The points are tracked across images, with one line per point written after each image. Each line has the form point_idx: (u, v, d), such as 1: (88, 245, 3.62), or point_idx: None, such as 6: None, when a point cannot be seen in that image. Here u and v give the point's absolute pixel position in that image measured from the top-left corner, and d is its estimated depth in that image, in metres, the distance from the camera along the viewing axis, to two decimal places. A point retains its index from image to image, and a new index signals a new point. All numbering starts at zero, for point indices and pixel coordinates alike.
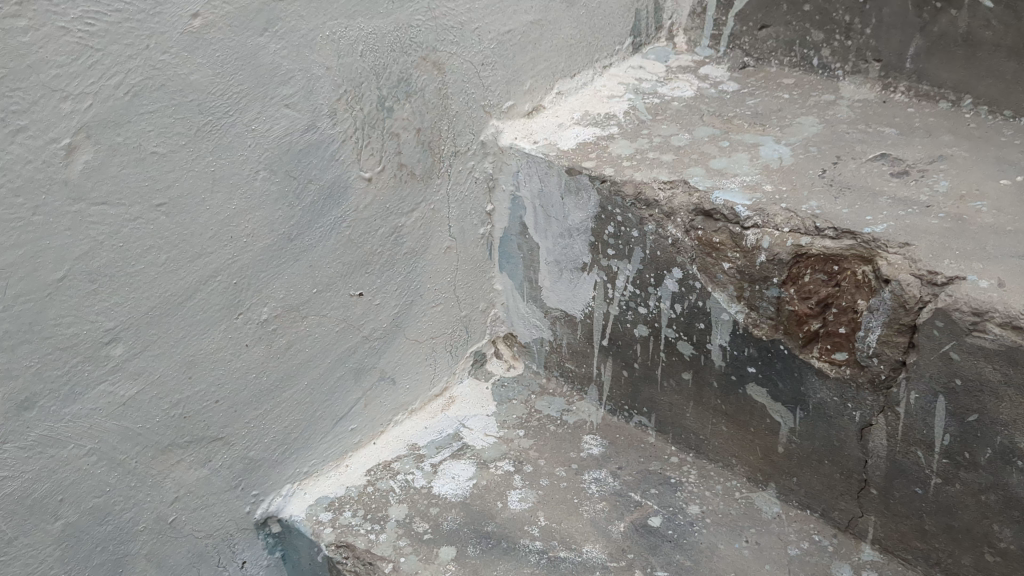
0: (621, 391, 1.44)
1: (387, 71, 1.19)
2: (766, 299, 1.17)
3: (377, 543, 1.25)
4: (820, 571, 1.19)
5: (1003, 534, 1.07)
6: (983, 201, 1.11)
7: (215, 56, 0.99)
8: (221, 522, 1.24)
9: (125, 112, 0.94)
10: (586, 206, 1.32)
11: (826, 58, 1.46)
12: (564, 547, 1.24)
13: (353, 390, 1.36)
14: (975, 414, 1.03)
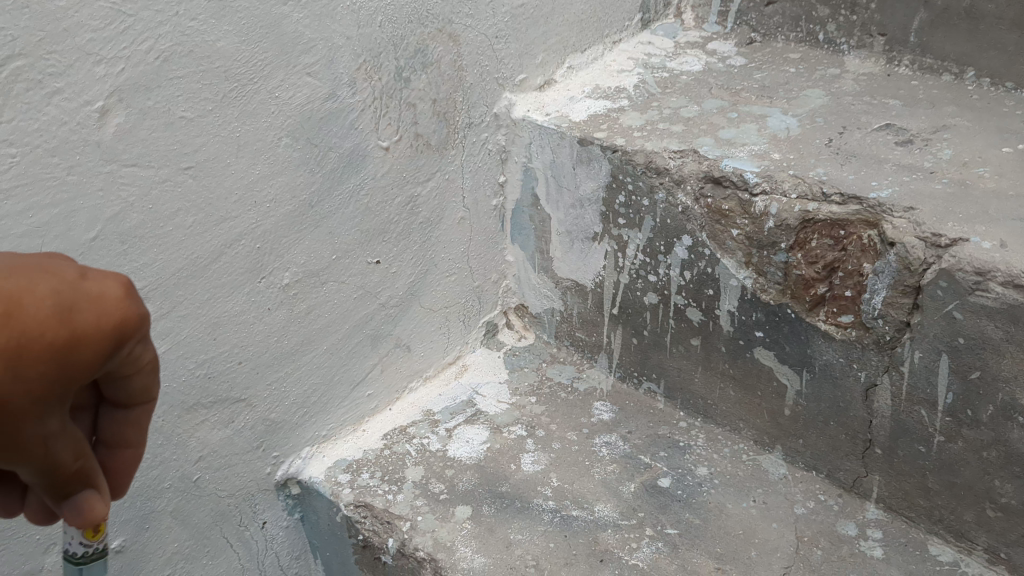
0: (630, 359, 1.48)
1: (404, 42, 1.22)
2: (774, 265, 1.20)
3: (394, 503, 1.29)
4: (827, 529, 1.23)
5: (1004, 490, 1.10)
6: (986, 167, 1.14)
7: (241, 24, 1.02)
8: (243, 482, 1.28)
9: (155, 77, 0.97)
10: (597, 175, 1.35)
11: (831, 33, 1.50)
12: (576, 506, 1.27)
13: (370, 356, 1.39)
14: (977, 371, 1.06)
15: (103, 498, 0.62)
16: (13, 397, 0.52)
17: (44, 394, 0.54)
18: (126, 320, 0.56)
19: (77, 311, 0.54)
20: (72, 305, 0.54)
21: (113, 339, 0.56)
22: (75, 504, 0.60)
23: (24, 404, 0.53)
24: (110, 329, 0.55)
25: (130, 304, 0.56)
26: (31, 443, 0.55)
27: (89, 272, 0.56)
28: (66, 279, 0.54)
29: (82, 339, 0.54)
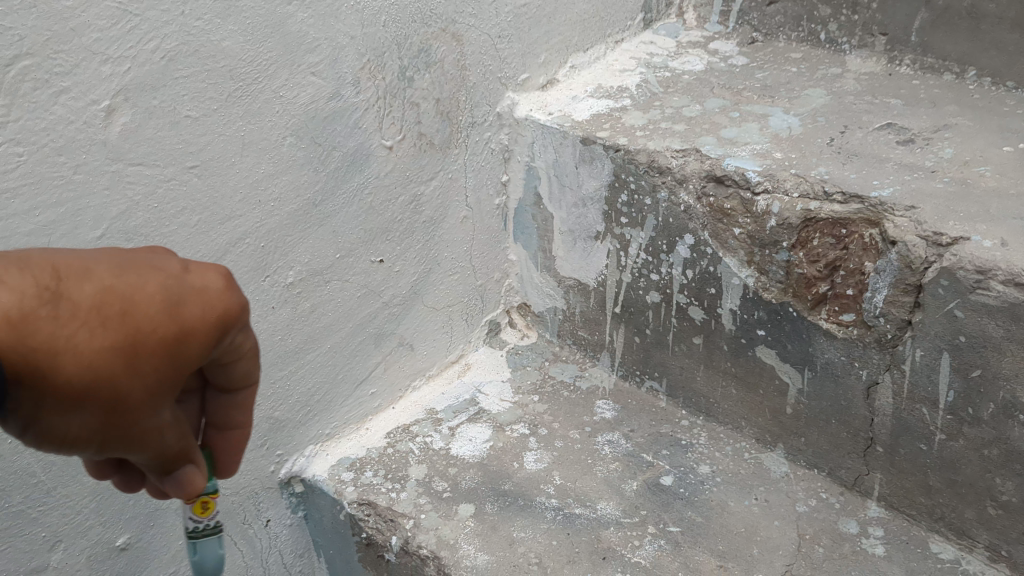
0: (632, 358, 1.48)
1: (408, 42, 1.23)
2: (776, 263, 1.21)
3: (398, 501, 1.30)
4: (828, 527, 1.23)
5: (1005, 487, 1.11)
6: (987, 167, 1.15)
7: (246, 24, 1.03)
8: (246, 481, 1.28)
9: (161, 76, 0.97)
10: (600, 174, 1.35)
11: (833, 33, 1.50)
12: (578, 504, 1.28)
13: (374, 354, 1.40)
14: (978, 369, 1.07)
15: (200, 470, 0.70)
16: (137, 388, 0.58)
17: (163, 383, 0.60)
18: (230, 311, 0.62)
19: (184, 306, 0.59)
20: (184, 300, 0.59)
21: (221, 330, 0.62)
22: (178, 478, 0.68)
23: (146, 395, 0.59)
24: (217, 321, 0.61)
25: (231, 295, 0.62)
26: (148, 428, 0.61)
27: (192, 265, 0.61)
28: (177, 276, 0.60)
29: (190, 333, 0.60)
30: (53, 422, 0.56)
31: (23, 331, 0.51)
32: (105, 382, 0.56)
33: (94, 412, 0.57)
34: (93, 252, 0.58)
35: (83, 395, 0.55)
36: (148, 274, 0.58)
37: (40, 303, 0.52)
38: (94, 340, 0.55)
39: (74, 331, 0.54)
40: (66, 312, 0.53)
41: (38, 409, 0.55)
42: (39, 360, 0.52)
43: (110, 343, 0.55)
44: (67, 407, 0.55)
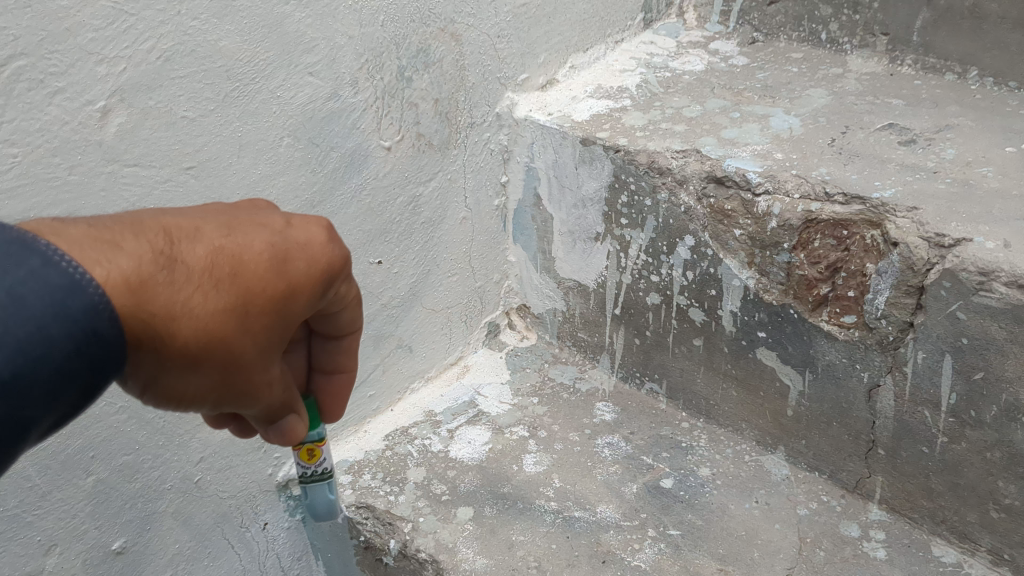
0: (632, 359, 1.47)
1: (407, 42, 1.22)
2: (777, 265, 1.20)
3: (396, 504, 1.29)
4: (830, 530, 1.22)
5: (1008, 491, 1.10)
6: (990, 167, 1.14)
7: (243, 24, 1.02)
8: (244, 484, 1.28)
9: (157, 77, 0.97)
10: (600, 175, 1.35)
11: (834, 33, 1.50)
12: (578, 507, 1.27)
13: (373, 356, 1.39)
14: (981, 371, 1.06)
15: (300, 419, 0.80)
16: (247, 344, 0.67)
17: (270, 337, 0.69)
18: (326, 261, 0.71)
19: (290, 263, 0.69)
20: (287, 255, 0.69)
21: (320, 279, 0.71)
22: (282, 428, 0.79)
23: (256, 350, 0.68)
24: (315, 272, 0.70)
25: (332, 248, 0.72)
26: (259, 381, 0.71)
27: (293, 219, 0.71)
28: (278, 233, 0.69)
29: (296, 287, 0.69)
30: (175, 378, 0.66)
31: (142, 298, 0.60)
32: (220, 341, 0.65)
33: (209, 370, 0.66)
34: (202, 217, 0.67)
35: (201, 354, 0.65)
36: (253, 234, 0.68)
37: (158, 268, 0.61)
38: (207, 300, 0.64)
39: (189, 293, 0.63)
40: (182, 275, 0.63)
41: (162, 369, 0.64)
42: (160, 324, 0.61)
43: (223, 301, 0.65)
44: (188, 365, 0.65)
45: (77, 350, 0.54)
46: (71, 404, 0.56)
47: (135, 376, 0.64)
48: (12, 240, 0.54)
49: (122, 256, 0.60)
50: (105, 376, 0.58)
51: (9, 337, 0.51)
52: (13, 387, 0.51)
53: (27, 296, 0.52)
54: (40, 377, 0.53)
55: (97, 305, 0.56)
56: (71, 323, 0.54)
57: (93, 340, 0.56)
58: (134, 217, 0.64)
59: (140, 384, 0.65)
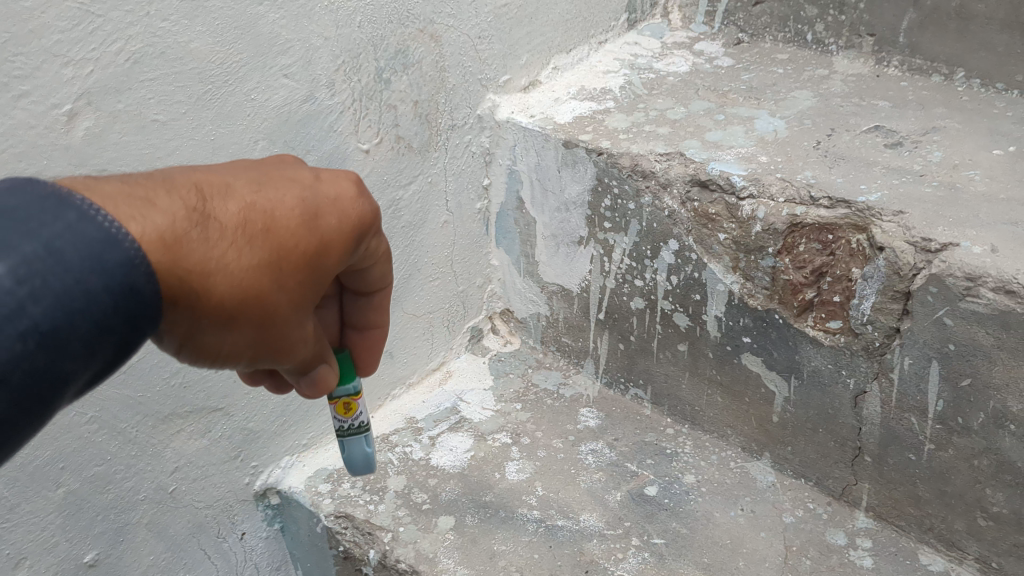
0: (616, 365, 1.45)
1: (385, 43, 1.20)
2: (761, 269, 1.18)
3: (376, 513, 1.27)
4: (815, 538, 1.21)
5: (996, 499, 1.08)
6: (977, 170, 1.12)
7: (215, 25, 1.00)
8: (220, 493, 1.25)
9: (125, 79, 0.94)
10: (583, 178, 1.33)
11: (820, 34, 1.48)
12: (561, 516, 1.25)
13: None
14: (968, 378, 1.04)
15: (331, 369, 0.80)
16: (281, 300, 0.67)
17: (303, 292, 0.69)
18: (355, 216, 0.71)
19: (321, 217, 0.69)
20: (317, 211, 0.69)
21: (350, 236, 0.71)
22: (313, 378, 0.79)
23: (290, 305, 0.68)
24: (346, 227, 0.70)
25: (361, 202, 0.72)
26: (293, 337, 0.70)
27: (322, 176, 0.71)
28: (307, 189, 0.69)
29: (327, 241, 0.69)
30: (210, 337, 0.65)
31: (177, 254, 0.59)
32: (255, 297, 0.65)
33: (244, 327, 0.66)
34: (230, 175, 0.67)
35: (236, 311, 0.64)
36: (283, 190, 0.68)
37: (191, 225, 0.61)
38: (241, 257, 0.63)
39: (222, 250, 0.62)
40: (215, 231, 0.62)
41: (197, 326, 0.63)
42: (196, 280, 0.60)
43: (257, 257, 0.64)
44: (223, 322, 0.64)
45: (114, 305, 0.54)
46: (109, 358, 0.56)
47: (170, 334, 0.63)
48: (47, 196, 0.54)
49: (156, 213, 0.59)
50: (138, 331, 0.57)
51: (48, 290, 0.51)
52: (49, 341, 0.52)
53: (64, 250, 0.53)
54: (77, 330, 0.53)
55: (133, 260, 0.56)
56: (107, 277, 0.54)
57: (130, 296, 0.55)
58: (163, 175, 0.64)
59: (176, 342, 0.64)
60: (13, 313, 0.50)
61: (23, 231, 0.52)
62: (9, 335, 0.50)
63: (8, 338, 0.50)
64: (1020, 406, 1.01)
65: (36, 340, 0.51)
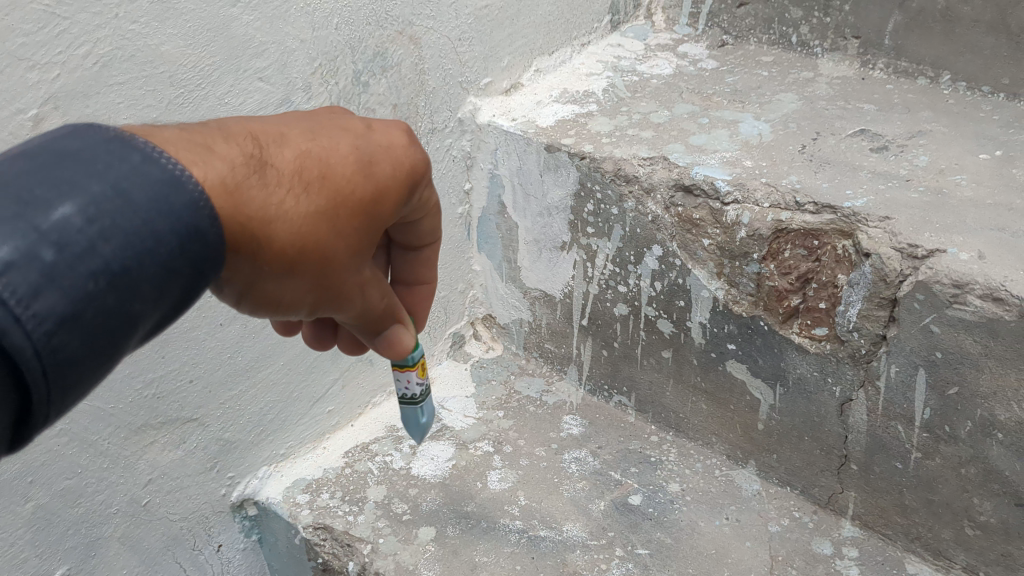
0: (600, 371, 1.43)
1: (362, 45, 1.18)
2: (746, 275, 1.17)
3: (355, 525, 1.25)
4: (801, 548, 1.19)
5: (983, 507, 1.07)
6: (963, 175, 1.11)
7: (186, 28, 0.97)
8: (195, 505, 1.23)
9: (94, 83, 0.91)
10: (565, 183, 1.31)
11: (804, 36, 1.46)
12: (544, 526, 1.23)
13: (331, 371, 1.34)
14: (955, 386, 1.03)
15: (407, 331, 0.84)
16: (339, 246, 0.71)
17: (359, 238, 0.73)
18: (406, 164, 0.76)
19: (373, 165, 0.73)
20: (370, 158, 0.73)
21: (401, 182, 0.76)
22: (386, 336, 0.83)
23: (349, 252, 0.72)
24: (398, 173, 0.75)
25: (410, 150, 0.77)
26: (352, 285, 0.74)
27: (372, 127, 0.76)
28: (360, 138, 0.74)
29: (379, 186, 0.74)
30: (275, 283, 0.70)
31: (240, 199, 0.64)
32: (314, 243, 0.69)
33: (304, 274, 0.70)
34: (286, 125, 0.72)
35: (297, 256, 0.69)
36: (335, 141, 0.73)
37: (250, 172, 0.66)
38: (299, 204, 0.68)
39: (281, 196, 0.67)
40: (273, 178, 0.67)
41: (260, 274, 0.68)
42: (258, 225, 0.65)
43: (314, 203, 0.69)
44: (284, 268, 0.69)
45: (180, 247, 0.58)
46: (175, 302, 0.59)
47: (235, 281, 0.68)
48: (111, 141, 0.57)
49: (217, 159, 0.64)
50: (204, 277, 0.61)
51: (116, 230, 0.54)
52: (119, 282, 0.54)
53: (131, 192, 0.56)
54: (146, 272, 0.56)
55: (198, 203, 0.59)
56: (173, 219, 0.57)
57: (195, 238, 0.59)
58: (223, 124, 0.69)
59: (240, 289, 0.69)
60: (84, 252, 0.52)
61: (91, 174, 0.55)
62: (81, 273, 0.52)
63: (80, 277, 0.52)
64: (1008, 415, 1.00)
65: (107, 280, 0.54)
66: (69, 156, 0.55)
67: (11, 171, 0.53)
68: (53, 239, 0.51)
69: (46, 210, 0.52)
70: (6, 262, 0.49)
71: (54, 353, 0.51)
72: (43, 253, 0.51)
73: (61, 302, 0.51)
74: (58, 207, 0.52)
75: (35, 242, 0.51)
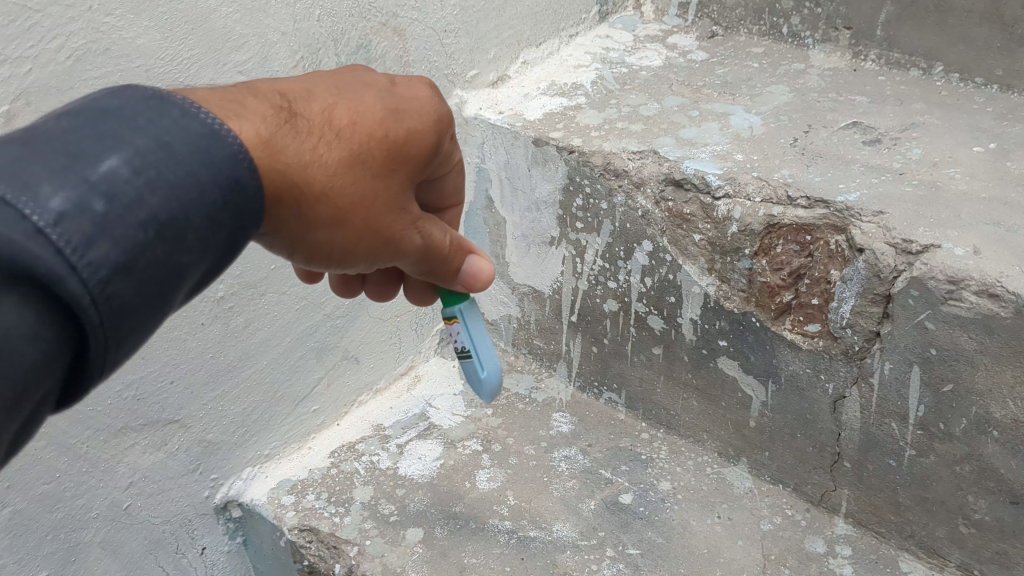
0: (590, 368, 1.42)
1: (345, 37, 1.15)
2: (737, 271, 1.15)
3: (341, 526, 1.23)
4: (794, 546, 1.18)
5: (978, 505, 1.06)
6: (957, 168, 1.09)
7: (163, 20, 0.94)
8: (178, 508, 1.21)
9: (67, 78, 0.88)
10: (553, 177, 1.28)
11: (795, 26, 1.44)
12: (533, 526, 1.21)
13: (316, 370, 1.32)
14: (950, 383, 1.01)
15: (478, 260, 0.87)
16: (379, 191, 0.74)
17: (397, 183, 0.75)
18: (432, 113, 0.78)
19: (402, 113, 0.76)
20: (397, 108, 0.75)
21: (431, 128, 0.78)
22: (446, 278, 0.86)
23: (386, 197, 0.75)
24: (425, 122, 0.77)
25: (436, 99, 0.79)
26: (401, 228, 0.77)
27: (397, 81, 0.78)
28: (385, 90, 0.76)
29: (411, 133, 0.76)
30: (324, 230, 0.73)
31: (273, 147, 0.67)
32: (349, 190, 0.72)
33: (348, 221, 0.73)
34: (315, 81, 0.75)
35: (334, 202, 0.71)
36: (362, 93, 0.75)
37: (282, 124, 0.68)
38: (332, 151, 0.71)
39: (314, 145, 0.70)
40: (305, 130, 0.70)
41: (305, 220, 0.71)
42: (295, 172, 0.68)
43: (347, 150, 0.71)
44: (327, 216, 0.72)
45: (222, 198, 0.60)
46: (218, 257, 0.62)
47: (280, 231, 0.72)
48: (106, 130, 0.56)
49: (250, 112, 0.67)
50: (244, 229, 0.63)
51: (162, 181, 0.56)
52: (166, 232, 0.56)
53: (174, 144, 0.58)
54: (193, 223, 0.58)
55: (237, 155, 0.61)
56: (214, 169, 0.60)
57: (236, 190, 0.61)
58: (256, 83, 0.72)
59: (285, 239, 0.73)
60: (132, 203, 0.54)
61: (134, 128, 0.57)
62: (130, 224, 0.54)
63: (130, 227, 0.54)
64: (1003, 412, 0.98)
65: (155, 230, 0.56)
66: (112, 113, 0.57)
67: (57, 129, 0.55)
68: (102, 190, 0.53)
69: (94, 161, 0.54)
70: (60, 211, 0.51)
71: (109, 301, 0.52)
72: (94, 204, 0.53)
73: (113, 251, 0.53)
74: (105, 159, 0.54)
75: (85, 193, 0.53)
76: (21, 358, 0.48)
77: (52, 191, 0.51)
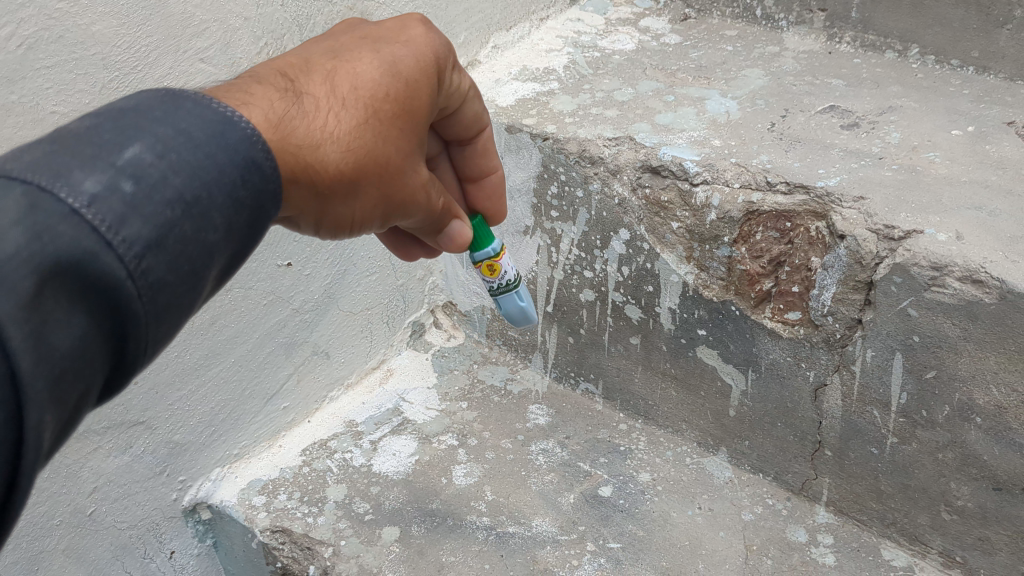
0: (566, 358, 1.39)
1: (311, 22, 1.11)
2: (717, 259, 1.13)
3: (315, 526, 1.19)
4: (776, 536, 1.16)
5: (960, 492, 1.04)
6: (936, 152, 1.08)
7: (119, 5, 0.90)
8: (145, 511, 1.17)
9: (18, 67, 0.84)
10: (527, 165, 1.26)
11: (769, 9, 1.42)
12: (512, 522, 1.18)
13: (285, 366, 1.28)
14: (933, 370, 0.99)
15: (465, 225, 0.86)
16: (391, 154, 0.72)
17: (407, 140, 0.73)
18: (430, 53, 0.76)
19: (400, 64, 0.73)
20: (394, 59, 0.73)
21: (430, 71, 0.75)
22: (452, 233, 0.85)
23: (405, 157, 0.73)
24: (425, 65, 0.75)
25: (430, 37, 0.76)
26: (415, 187, 0.75)
27: (390, 28, 0.76)
28: (379, 44, 0.74)
29: (412, 84, 0.73)
30: (343, 203, 0.71)
31: (286, 130, 0.65)
32: (368, 156, 0.70)
33: (364, 189, 0.72)
34: (307, 52, 0.73)
35: (355, 173, 0.70)
36: (357, 53, 0.73)
37: (288, 103, 0.66)
38: (342, 120, 0.69)
39: (322, 119, 0.68)
40: (311, 106, 0.68)
41: (324, 198, 0.70)
42: (310, 150, 0.66)
43: (354, 116, 0.69)
44: (345, 188, 0.70)
45: (240, 179, 0.58)
46: (241, 240, 0.60)
47: (307, 213, 0.71)
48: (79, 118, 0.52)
49: (257, 98, 0.65)
50: (265, 208, 0.61)
51: (183, 163, 0.55)
52: (193, 211, 0.55)
53: (191, 130, 0.57)
54: (216, 202, 0.56)
55: (251, 136, 0.60)
56: (231, 152, 0.58)
57: (253, 170, 0.59)
58: (252, 69, 0.70)
59: (313, 218, 0.72)
60: (158, 183, 0.53)
61: (152, 118, 0.56)
62: (159, 203, 0.53)
63: (157, 206, 0.53)
64: (987, 399, 0.97)
65: (182, 209, 0.54)
66: (128, 107, 0.56)
67: (78, 126, 0.54)
68: (129, 172, 0.52)
69: (117, 149, 0.53)
70: (93, 193, 0.50)
71: (144, 277, 0.51)
72: (122, 186, 0.51)
73: (145, 229, 0.51)
74: (127, 147, 0.53)
75: (113, 176, 0.51)
76: (59, 342, 0.47)
77: (83, 174, 0.50)
